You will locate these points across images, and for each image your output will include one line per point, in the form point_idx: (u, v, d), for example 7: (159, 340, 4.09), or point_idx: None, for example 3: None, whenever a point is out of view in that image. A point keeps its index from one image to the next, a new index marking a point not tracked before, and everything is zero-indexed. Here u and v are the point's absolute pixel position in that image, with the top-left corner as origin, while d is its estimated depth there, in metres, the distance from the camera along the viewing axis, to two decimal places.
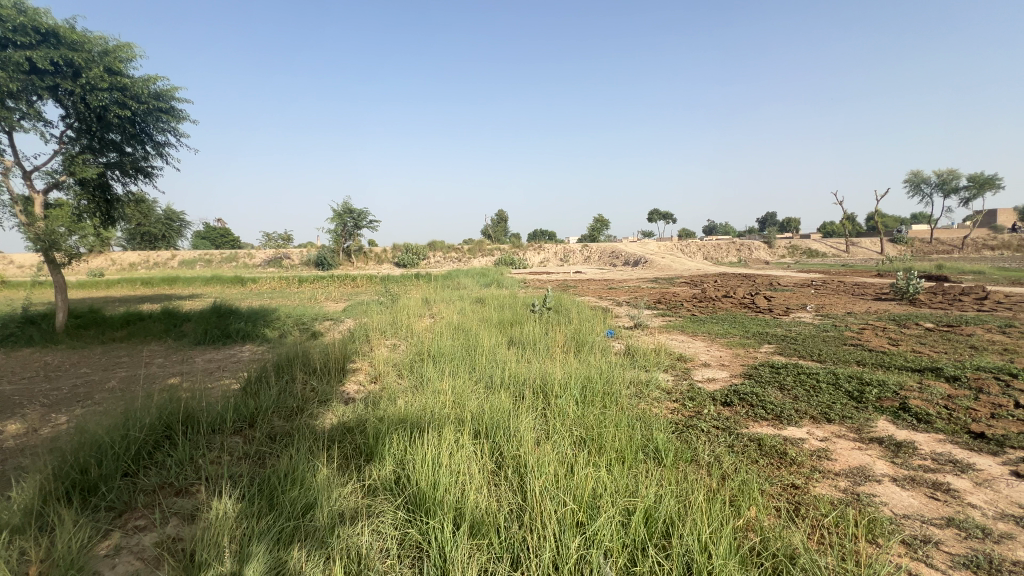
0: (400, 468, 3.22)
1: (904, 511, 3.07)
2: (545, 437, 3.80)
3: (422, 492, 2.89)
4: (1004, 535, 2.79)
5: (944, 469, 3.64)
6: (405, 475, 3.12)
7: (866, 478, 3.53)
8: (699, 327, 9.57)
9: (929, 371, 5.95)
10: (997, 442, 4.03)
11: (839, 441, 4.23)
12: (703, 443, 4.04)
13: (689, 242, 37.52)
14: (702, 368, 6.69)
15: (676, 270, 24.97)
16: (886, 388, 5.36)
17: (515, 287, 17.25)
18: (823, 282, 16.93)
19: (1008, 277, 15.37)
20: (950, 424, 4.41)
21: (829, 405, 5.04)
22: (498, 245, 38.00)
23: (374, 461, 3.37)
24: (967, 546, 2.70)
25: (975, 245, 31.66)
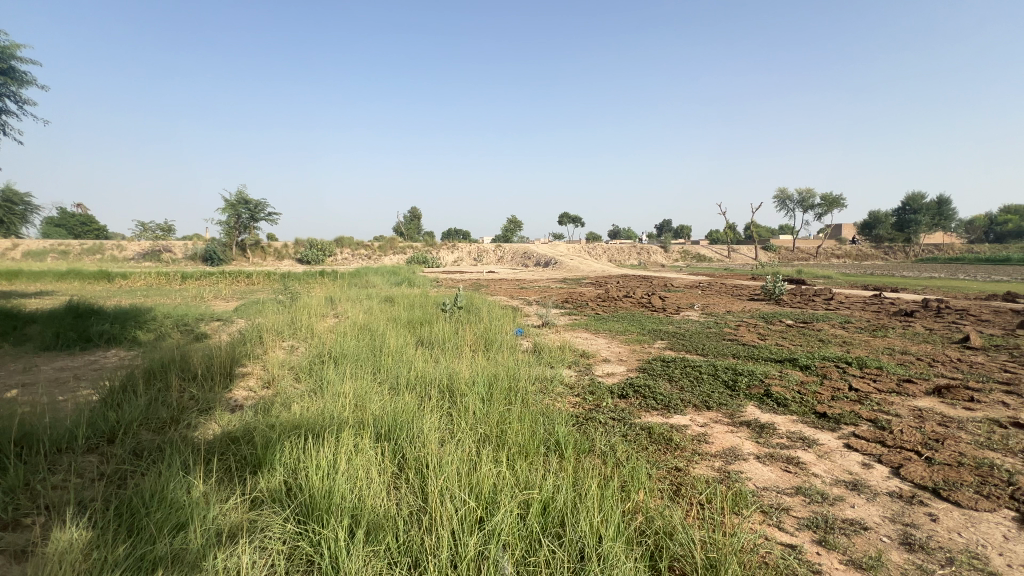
0: (292, 477, 2.99)
1: (764, 484, 3.52)
2: (449, 435, 3.76)
3: (315, 500, 2.71)
4: (837, 497, 3.31)
5: (796, 446, 4.21)
6: (297, 484, 2.91)
7: (735, 457, 3.98)
8: (602, 324, 10.15)
9: (787, 361, 6.87)
10: (837, 420, 4.76)
11: (716, 425, 4.73)
12: (600, 434, 4.28)
13: (595, 244, 39.65)
14: (603, 364, 7.08)
15: (583, 271, 26.25)
16: (754, 377, 6.09)
17: (427, 286, 16.98)
18: (709, 283, 18.85)
19: (848, 282, 18.29)
20: (802, 407, 5.14)
21: (709, 393, 5.61)
22: (411, 244, 37.12)
23: (261, 472, 3.09)
24: (812, 510, 3.15)
25: (826, 253, 37.21)
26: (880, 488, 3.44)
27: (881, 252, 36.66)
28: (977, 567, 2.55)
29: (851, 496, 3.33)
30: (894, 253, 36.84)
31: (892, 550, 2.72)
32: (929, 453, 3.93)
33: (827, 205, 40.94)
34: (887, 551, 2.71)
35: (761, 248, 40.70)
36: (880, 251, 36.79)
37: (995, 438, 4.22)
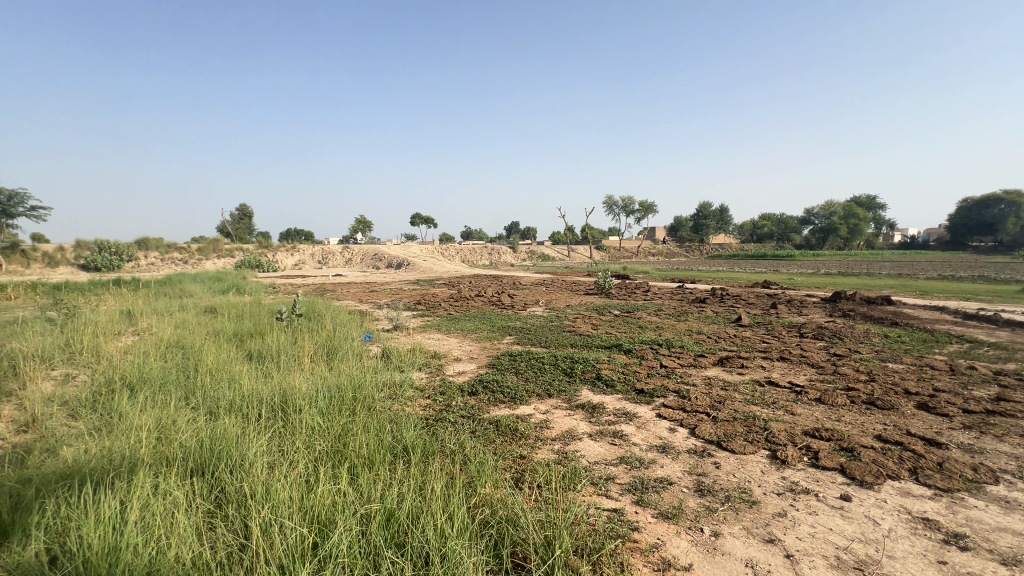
0: (58, 541, 2.29)
1: (595, 458, 3.89)
2: (281, 457, 3.32)
3: (91, 563, 2.11)
4: (651, 461, 3.83)
5: (620, 420, 4.77)
6: (65, 548, 2.23)
7: (572, 438, 4.33)
8: (454, 324, 10.20)
9: (614, 347, 7.77)
10: (651, 394, 5.54)
11: (556, 411, 5.09)
12: (449, 434, 4.26)
13: (448, 245, 39.83)
14: (454, 363, 7.10)
15: (437, 271, 26.16)
16: (588, 363, 6.74)
17: (261, 294, 15.06)
18: (552, 280, 20.44)
19: (661, 275, 21.57)
20: (625, 386, 5.84)
21: (550, 382, 6.03)
22: (240, 246, 32.60)
23: (6, 545, 2.30)
24: (631, 475, 3.58)
25: (644, 252, 43.25)
26: (681, 448, 4.08)
27: (684, 250, 44.10)
28: (745, 499, 3.19)
29: (661, 458, 3.88)
30: (693, 251, 44.67)
31: (689, 497, 3.24)
32: (715, 413, 4.81)
33: (644, 210, 47.70)
34: (685, 499, 3.21)
35: (595, 248, 45.58)
36: (683, 249, 44.27)
37: (756, 395, 5.37)
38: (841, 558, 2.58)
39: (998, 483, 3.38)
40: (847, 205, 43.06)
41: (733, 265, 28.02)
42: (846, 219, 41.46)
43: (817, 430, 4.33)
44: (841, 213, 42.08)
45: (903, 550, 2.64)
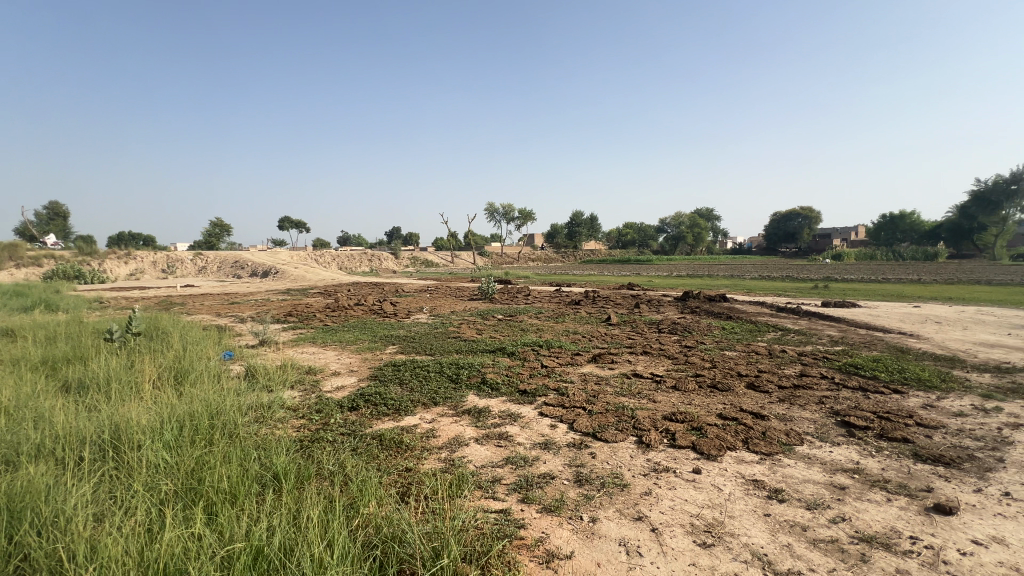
0: None
1: (482, 462, 3.94)
2: (111, 505, 2.75)
3: None
4: (534, 458, 3.99)
5: (506, 422, 4.90)
6: None
7: (459, 444, 4.33)
8: (331, 336, 9.54)
9: (498, 351, 7.95)
10: (533, 394, 5.78)
11: (442, 418, 5.04)
12: (327, 454, 3.96)
13: (322, 251, 37.12)
14: (331, 378, 6.62)
15: (310, 279, 24.24)
16: (473, 368, 6.80)
17: (81, 310, 12.45)
18: (436, 286, 20.27)
19: (539, 280, 22.69)
20: (509, 388, 6.01)
21: (436, 390, 5.95)
22: (49, 253, 26.59)
23: None
24: (517, 474, 3.70)
25: (525, 258, 45.09)
26: (561, 442, 4.33)
27: (560, 256, 46.93)
28: (617, 483, 3.49)
29: (543, 454, 4.06)
30: (568, 256, 47.71)
31: (570, 489, 3.44)
32: (590, 407, 5.19)
33: (523, 218, 49.72)
34: (566, 491, 3.41)
35: (478, 254, 46.22)
36: (560, 255, 47.09)
37: (625, 387, 5.92)
38: (695, 525, 2.95)
39: (803, 444, 4.19)
40: (692, 216, 49.87)
41: (603, 269, 30.59)
42: (691, 228, 47.98)
43: (674, 414, 4.92)
44: (687, 223, 48.55)
45: (739, 509, 3.12)
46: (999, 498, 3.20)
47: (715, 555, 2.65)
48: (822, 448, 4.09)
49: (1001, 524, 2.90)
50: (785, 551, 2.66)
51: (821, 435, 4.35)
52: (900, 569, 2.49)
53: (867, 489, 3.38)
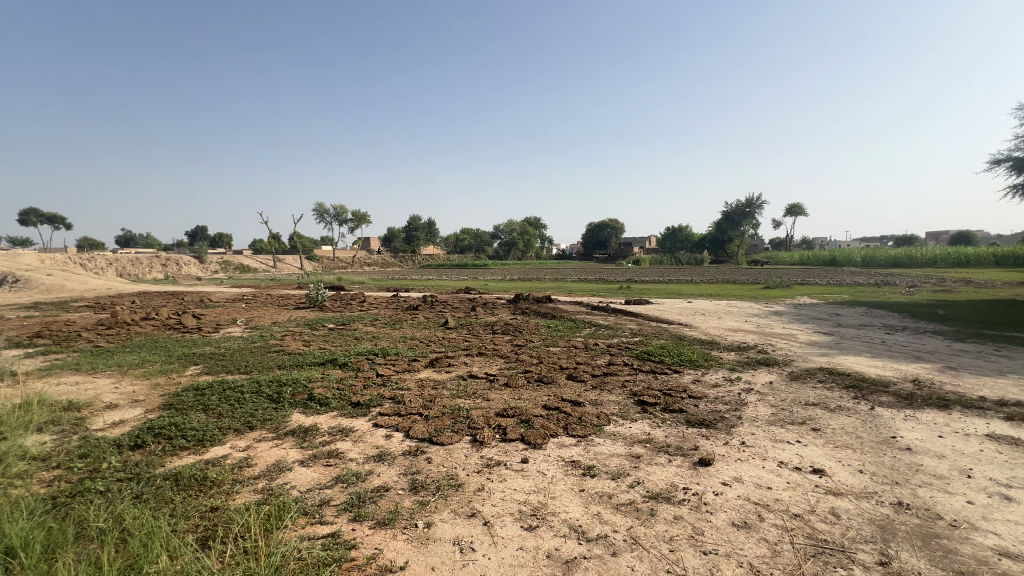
0: None
1: (307, 486, 3.59)
2: None
3: None
4: (368, 472, 3.80)
5: (336, 439, 4.56)
6: None
7: (280, 469, 3.88)
8: (104, 359, 7.60)
9: (328, 363, 7.36)
10: (368, 406, 5.50)
11: (259, 444, 4.45)
12: (96, 508, 3.15)
13: (91, 253, 29.43)
14: (104, 413, 5.28)
15: (72, 290, 18.99)
16: (298, 383, 6.15)
17: None
18: (254, 294, 17.82)
19: (376, 285, 21.75)
20: (341, 401, 5.62)
21: (252, 412, 5.22)
22: None
23: None
24: (347, 492, 3.47)
25: (360, 262, 42.75)
26: (396, 452, 4.22)
27: (398, 260, 45.78)
28: (452, 484, 3.55)
29: (377, 467, 3.90)
30: (406, 260, 46.78)
31: (404, 498, 3.38)
32: (427, 412, 5.17)
33: (358, 220, 47.13)
34: (401, 501, 3.33)
35: (306, 258, 42.21)
36: (398, 259, 45.97)
37: (460, 389, 6.06)
38: (522, 511, 3.18)
39: (610, 423, 4.86)
40: (523, 223, 53.77)
41: (442, 274, 30.85)
42: (523, 235, 51.67)
43: (505, 410, 5.22)
44: (519, 230, 52.13)
45: (560, 490, 3.47)
46: (739, 446, 4.20)
47: (539, 536, 2.89)
48: (624, 425, 4.81)
49: (739, 465, 3.81)
50: (595, 520, 3.05)
51: (623, 414, 5.12)
52: (676, 515, 3.08)
53: (655, 454, 4.09)
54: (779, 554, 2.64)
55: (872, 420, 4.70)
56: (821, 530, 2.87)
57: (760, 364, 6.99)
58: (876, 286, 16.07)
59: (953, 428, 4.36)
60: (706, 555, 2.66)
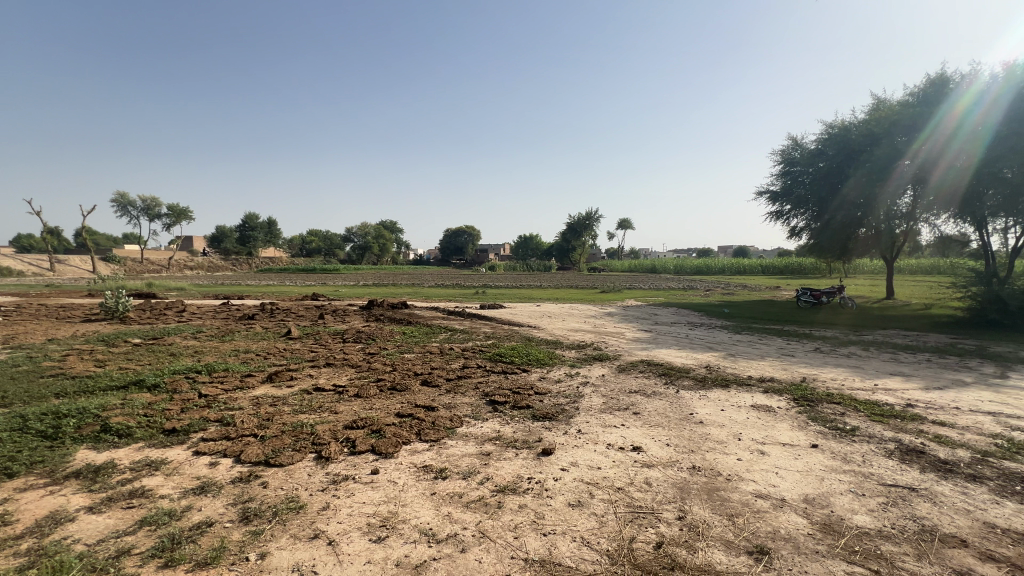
0: None
1: (99, 536, 2.94)
2: None
3: None
4: (186, 508, 3.27)
5: (141, 475, 3.82)
6: None
7: (58, 521, 3.11)
8: None
9: (131, 386, 6.09)
10: (187, 432, 4.71)
11: (24, 495, 3.49)
12: None
13: None
14: None
15: None
16: (86, 414, 4.98)
17: None
18: (15, 305, 13.81)
19: (200, 292, 18.72)
20: (148, 430, 4.72)
21: (14, 455, 4.06)
22: None
23: None
24: (156, 534, 2.94)
25: (178, 265, 36.22)
26: (223, 480, 3.71)
27: (230, 263, 40.10)
28: (292, 508, 3.26)
29: (198, 500, 3.38)
30: (240, 263, 41.16)
31: (233, 531, 3.00)
32: (263, 432, 4.65)
33: (175, 216, 40.03)
34: (229, 534, 2.95)
35: (101, 258, 34.28)
36: (229, 262, 40.21)
37: (304, 404, 5.58)
38: (371, 523, 3.08)
39: (462, 425, 4.98)
40: (378, 227, 51.79)
41: (284, 279, 27.92)
42: (377, 240, 49.81)
43: (354, 422, 4.98)
44: (373, 234, 50.01)
45: (411, 496, 3.45)
46: (575, 434, 4.69)
47: (389, 546, 2.84)
48: (476, 425, 4.98)
49: (575, 451, 4.27)
50: (446, 520, 3.12)
51: (475, 415, 5.30)
52: (521, 504, 3.31)
53: (504, 450, 4.34)
54: (605, 524, 3.04)
55: (676, 401, 5.66)
56: (637, 498, 3.38)
57: (596, 360, 7.86)
58: (683, 290, 19.36)
59: (731, 402, 5.50)
60: (546, 535, 2.92)
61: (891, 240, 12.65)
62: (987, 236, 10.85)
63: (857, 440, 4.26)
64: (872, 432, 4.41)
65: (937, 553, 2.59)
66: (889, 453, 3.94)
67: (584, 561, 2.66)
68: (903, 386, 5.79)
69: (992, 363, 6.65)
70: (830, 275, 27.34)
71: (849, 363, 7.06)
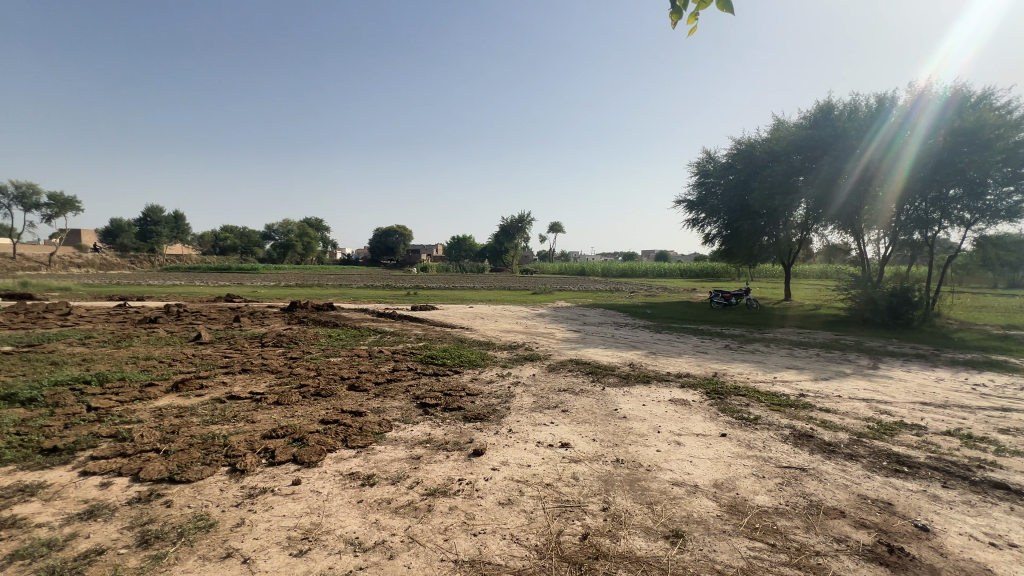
0: None
1: None
2: None
3: None
4: (71, 536, 2.90)
5: (12, 502, 3.32)
6: None
7: None
8: None
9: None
10: (72, 451, 4.17)
11: None
12: None
13: None
14: None
15: None
16: None
17: None
18: None
19: (90, 292, 16.63)
20: (22, 451, 4.11)
21: None
22: None
23: None
24: (32, 569, 2.58)
25: (61, 261, 31.84)
26: (117, 503, 3.32)
27: (127, 260, 35.95)
28: (201, 526, 3.01)
29: (86, 526, 3.01)
30: (140, 261, 37.04)
31: (128, 557, 2.70)
32: (166, 446, 4.24)
33: (58, 206, 35.21)
34: (124, 561, 2.66)
35: None
36: (127, 260, 36.03)
37: (216, 414, 5.15)
38: (291, 537, 2.92)
39: (392, 429, 4.87)
40: (302, 225, 49.05)
41: (193, 278, 25.51)
42: (301, 238, 47.15)
43: (274, 430, 4.68)
44: (297, 231, 47.25)
45: (337, 505, 3.32)
46: (506, 433, 4.76)
47: (311, 559, 2.71)
48: (407, 429, 4.90)
49: (505, 450, 4.33)
50: (373, 528, 3.03)
51: (405, 418, 5.20)
52: (451, 506, 3.30)
53: (434, 452, 4.30)
54: (534, 520, 3.11)
55: (602, 397, 5.93)
56: (564, 492, 3.50)
57: (526, 360, 8.01)
58: (609, 292, 20.26)
59: (651, 397, 5.86)
60: (476, 536, 2.94)
61: (788, 247, 14.07)
62: (864, 246, 12.40)
63: (759, 427, 4.71)
64: (771, 419, 4.90)
65: (821, 524, 2.95)
66: (785, 438, 4.40)
67: (513, 558, 2.71)
68: (796, 378, 6.48)
69: (866, 357, 7.64)
70: (737, 279, 30.02)
71: (752, 358, 7.80)
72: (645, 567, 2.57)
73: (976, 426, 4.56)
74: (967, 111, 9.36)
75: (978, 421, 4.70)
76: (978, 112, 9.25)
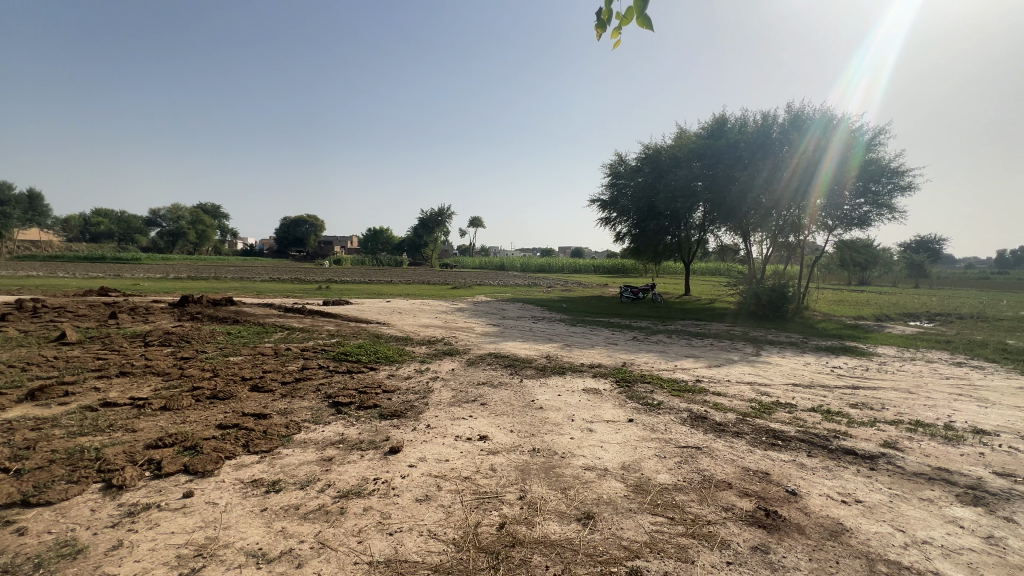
0: None
1: None
2: None
3: None
4: None
5: None
6: None
7: None
8: None
9: None
10: None
11: None
12: None
13: None
14: None
15: None
16: None
17: None
18: None
19: None
20: None
21: None
22: None
23: None
24: None
25: None
26: None
27: None
28: (67, 554, 2.61)
29: None
30: None
31: None
32: (18, 464, 3.61)
33: None
34: None
35: None
36: None
37: (85, 424, 4.48)
38: (182, 555, 2.64)
39: (300, 431, 4.58)
40: (196, 211, 44.21)
41: (55, 269, 21.80)
42: (194, 225, 42.48)
43: (160, 439, 4.19)
44: (189, 218, 42.51)
45: (236, 516, 3.06)
46: (424, 429, 4.68)
47: None
48: (317, 430, 4.63)
49: (423, 446, 4.26)
50: (278, 537, 2.84)
51: (315, 419, 4.91)
52: (365, 507, 3.19)
53: (348, 453, 4.11)
54: (451, 514, 3.11)
55: (520, 389, 6.05)
56: (482, 484, 3.54)
57: (445, 355, 7.94)
58: (527, 287, 20.73)
59: (565, 387, 6.10)
60: (392, 535, 2.87)
61: (688, 246, 15.31)
62: (751, 246, 13.87)
63: (661, 412, 5.11)
64: (671, 404, 5.34)
65: (713, 496, 3.28)
66: (684, 421, 4.82)
67: (430, 554, 2.69)
68: (694, 365, 7.12)
69: (751, 345, 8.59)
70: (645, 275, 32.22)
71: (657, 348, 8.42)
72: (559, 550, 2.68)
73: (833, 402, 5.33)
74: (829, 130, 10.83)
75: (835, 398, 5.49)
76: (838, 131, 10.76)
